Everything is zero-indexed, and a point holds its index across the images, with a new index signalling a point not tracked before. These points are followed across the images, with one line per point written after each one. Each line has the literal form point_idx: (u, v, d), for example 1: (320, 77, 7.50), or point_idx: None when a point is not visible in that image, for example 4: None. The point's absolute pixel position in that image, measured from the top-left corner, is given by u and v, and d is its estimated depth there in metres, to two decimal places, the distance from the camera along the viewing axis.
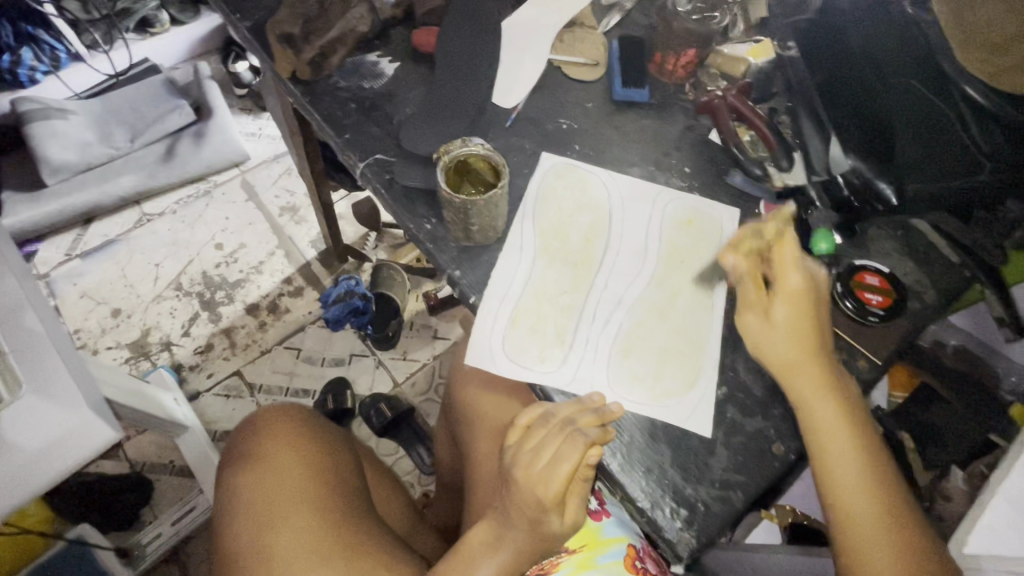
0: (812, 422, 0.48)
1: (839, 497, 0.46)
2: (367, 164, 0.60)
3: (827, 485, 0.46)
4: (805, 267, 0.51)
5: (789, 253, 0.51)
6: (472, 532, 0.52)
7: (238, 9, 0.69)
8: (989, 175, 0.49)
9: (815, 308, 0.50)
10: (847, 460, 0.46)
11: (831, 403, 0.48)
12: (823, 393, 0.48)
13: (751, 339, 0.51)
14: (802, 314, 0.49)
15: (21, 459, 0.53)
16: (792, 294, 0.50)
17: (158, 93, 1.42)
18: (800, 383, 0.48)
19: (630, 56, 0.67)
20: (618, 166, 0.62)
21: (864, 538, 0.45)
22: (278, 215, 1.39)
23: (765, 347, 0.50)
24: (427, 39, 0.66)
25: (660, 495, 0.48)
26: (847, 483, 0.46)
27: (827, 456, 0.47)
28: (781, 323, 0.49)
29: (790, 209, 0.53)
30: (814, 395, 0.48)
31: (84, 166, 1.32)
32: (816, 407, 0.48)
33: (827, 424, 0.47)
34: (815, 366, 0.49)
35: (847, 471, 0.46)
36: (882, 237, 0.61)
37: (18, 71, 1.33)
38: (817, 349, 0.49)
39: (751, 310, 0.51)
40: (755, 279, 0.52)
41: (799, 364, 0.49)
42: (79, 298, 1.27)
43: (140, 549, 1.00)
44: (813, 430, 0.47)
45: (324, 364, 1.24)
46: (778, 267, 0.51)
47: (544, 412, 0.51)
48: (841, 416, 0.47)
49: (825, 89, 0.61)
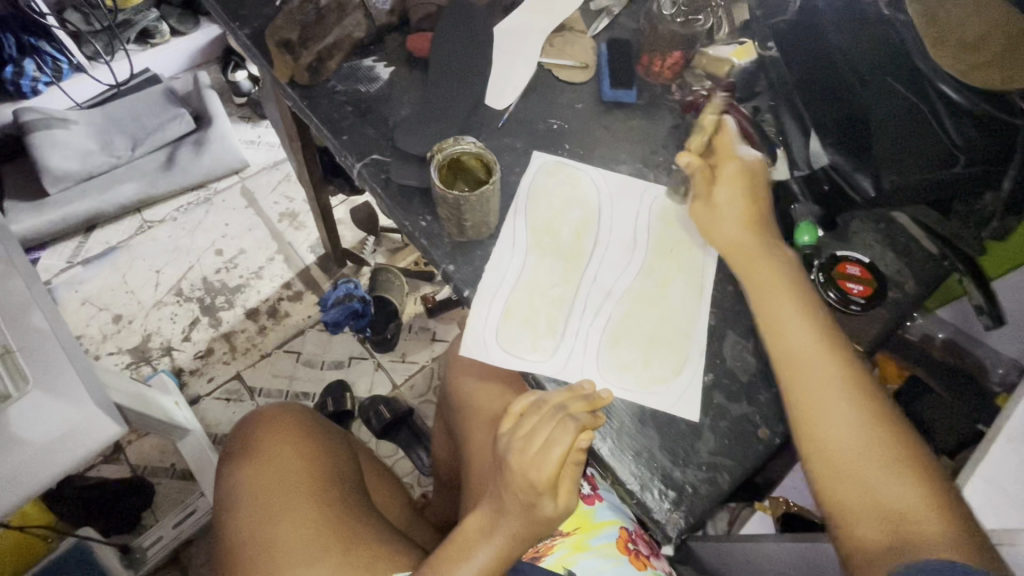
0: (788, 363, 0.49)
1: (810, 432, 0.47)
2: (363, 165, 0.62)
3: (800, 425, 0.47)
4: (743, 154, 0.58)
5: (728, 147, 0.58)
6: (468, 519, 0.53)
7: (237, 17, 0.71)
8: (964, 167, 0.53)
9: (755, 192, 0.57)
10: (826, 400, 0.47)
11: (804, 335, 0.50)
12: (798, 330, 0.50)
13: (702, 224, 0.58)
14: (743, 195, 0.57)
15: (28, 453, 0.54)
16: (734, 178, 0.57)
17: (159, 102, 1.45)
18: (773, 319, 0.51)
19: (618, 59, 0.69)
20: (607, 164, 0.64)
21: (816, 416, 0.47)
22: (278, 221, 1.41)
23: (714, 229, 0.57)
24: (422, 45, 0.68)
25: (649, 477, 0.49)
26: (824, 424, 0.46)
27: (803, 395, 0.48)
28: (726, 202, 0.57)
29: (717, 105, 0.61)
30: (788, 332, 0.50)
31: (86, 174, 1.34)
32: (792, 349, 0.49)
33: (805, 365, 0.49)
34: (787, 307, 0.51)
35: (825, 412, 0.47)
36: (863, 230, 0.61)
37: (21, 82, 1.35)
38: (756, 222, 0.56)
39: (698, 200, 0.58)
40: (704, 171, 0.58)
41: (758, 263, 0.54)
42: (81, 304, 1.28)
43: (141, 552, 1.00)
44: (789, 370, 0.49)
45: (324, 367, 1.25)
46: (723, 157, 0.58)
47: (536, 400, 0.52)
48: (818, 354, 0.49)
49: (805, 86, 0.60)
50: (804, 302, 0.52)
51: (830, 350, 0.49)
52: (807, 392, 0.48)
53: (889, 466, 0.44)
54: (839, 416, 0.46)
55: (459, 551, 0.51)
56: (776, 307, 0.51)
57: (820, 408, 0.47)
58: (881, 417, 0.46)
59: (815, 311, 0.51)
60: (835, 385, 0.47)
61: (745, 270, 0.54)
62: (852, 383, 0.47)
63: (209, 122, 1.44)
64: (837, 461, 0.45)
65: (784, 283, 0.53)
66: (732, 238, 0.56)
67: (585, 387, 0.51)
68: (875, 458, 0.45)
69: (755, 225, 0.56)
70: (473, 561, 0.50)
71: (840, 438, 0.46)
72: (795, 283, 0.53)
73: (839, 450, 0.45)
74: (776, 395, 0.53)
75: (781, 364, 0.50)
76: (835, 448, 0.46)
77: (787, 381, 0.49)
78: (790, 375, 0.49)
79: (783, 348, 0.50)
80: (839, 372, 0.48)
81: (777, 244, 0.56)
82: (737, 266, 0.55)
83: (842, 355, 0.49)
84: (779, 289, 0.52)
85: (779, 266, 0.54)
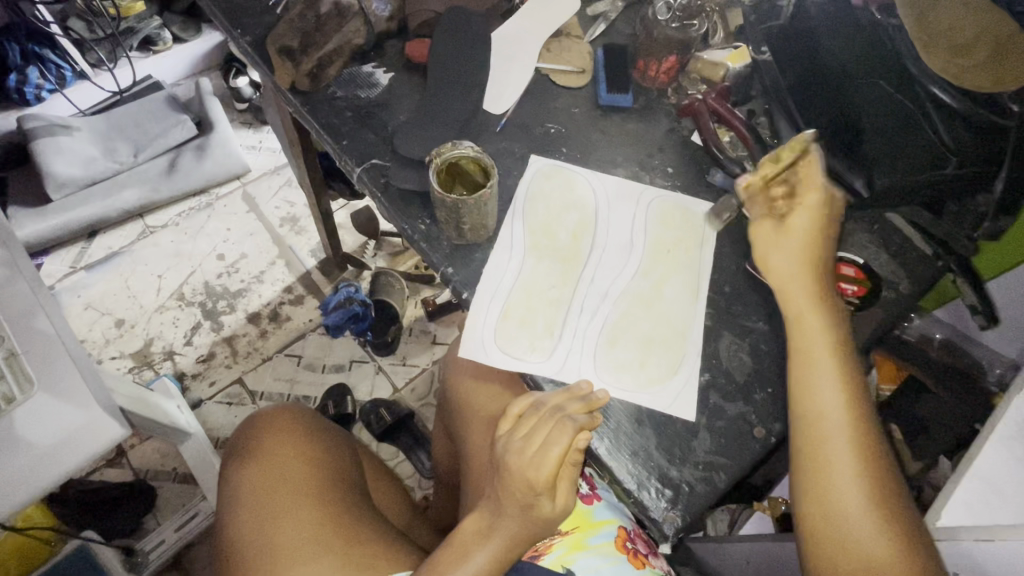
0: (811, 427, 0.47)
1: (809, 446, 0.47)
2: (363, 169, 0.63)
3: (802, 436, 0.47)
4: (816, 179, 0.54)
5: (816, 172, 0.55)
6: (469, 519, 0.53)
7: (238, 24, 0.72)
8: (954, 170, 0.53)
9: (828, 219, 0.54)
10: (841, 472, 0.45)
11: (828, 359, 0.49)
12: (822, 352, 0.49)
13: (764, 246, 0.55)
14: (817, 217, 0.53)
15: (33, 454, 0.55)
16: (801, 206, 0.54)
17: (161, 109, 1.46)
18: (809, 381, 0.49)
19: (614, 64, 0.70)
20: (604, 167, 0.65)
21: (822, 433, 0.46)
22: (279, 226, 1.42)
23: (768, 260, 0.54)
24: (421, 50, 0.69)
25: (645, 476, 0.50)
26: (832, 496, 0.45)
27: (818, 462, 0.46)
28: (798, 224, 0.54)
29: (811, 132, 0.54)
30: (823, 396, 0.48)
31: (89, 180, 1.35)
32: (820, 412, 0.47)
33: (828, 432, 0.46)
34: (818, 330, 0.50)
35: (838, 481, 0.45)
36: (857, 230, 0.63)
37: (24, 89, 1.37)
38: (818, 258, 0.53)
39: (768, 218, 0.55)
40: (770, 195, 0.55)
41: (806, 312, 0.51)
42: (84, 309, 1.29)
43: (143, 555, 1.01)
44: (810, 436, 0.47)
45: (325, 371, 1.26)
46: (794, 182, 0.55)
47: (534, 401, 0.53)
48: (836, 380, 0.48)
49: (797, 89, 0.62)
50: (843, 366, 0.49)
51: (858, 417, 0.47)
52: (822, 460, 0.46)
53: (871, 498, 0.44)
54: (850, 489, 0.45)
55: (460, 551, 0.51)
56: (812, 369, 0.49)
57: (833, 480, 0.45)
58: (891, 495, 0.45)
59: (852, 376, 0.48)
60: (852, 451, 0.46)
61: (784, 287, 0.53)
62: (861, 415, 0.47)
63: (211, 128, 1.46)
64: (838, 536, 0.44)
65: (826, 343, 0.49)
66: (790, 259, 0.53)
67: (583, 387, 0.52)
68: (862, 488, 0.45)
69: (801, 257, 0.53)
70: (472, 563, 0.50)
71: (846, 514, 0.44)
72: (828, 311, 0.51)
73: (842, 526, 0.44)
74: (771, 395, 0.54)
75: (803, 428, 0.48)
76: (829, 468, 0.46)
77: (803, 444, 0.47)
78: (808, 441, 0.47)
79: (808, 410, 0.48)
80: (859, 443, 0.46)
81: (829, 288, 0.52)
82: (788, 307, 0.52)
83: (869, 423, 0.47)
84: (820, 347, 0.49)
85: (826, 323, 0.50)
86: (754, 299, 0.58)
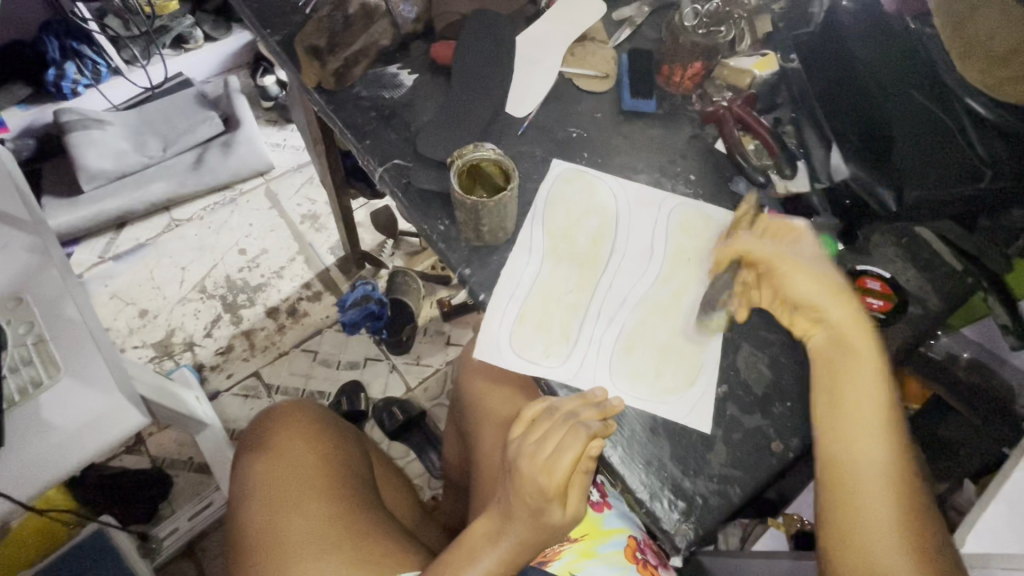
0: (845, 467, 0.47)
1: (841, 478, 0.47)
2: (384, 168, 0.64)
3: (833, 468, 0.48)
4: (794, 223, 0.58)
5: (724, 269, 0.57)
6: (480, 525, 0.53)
7: (268, 24, 0.73)
8: (988, 184, 0.50)
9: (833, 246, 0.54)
10: (873, 513, 0.45)
11: (862, 393, 0.49)
12: (857, 386, 0.49)
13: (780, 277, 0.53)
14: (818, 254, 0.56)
15: (57, 438, 0.56)
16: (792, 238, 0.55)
17: (190, 105, 1.50)
18: (853, 427, 0.48)
19: (638, 69, 0.70)
20: (625, 173, 0.65)
21: (853, 468, 0.47)
22: (300, 222, 1.44)
23: (789, 285, 0.52)
24: (446, 53, 0.69)
25: (658, 487, 0.49)
26: (865, 542, 0.45)
27: (853, 507, 0.46)
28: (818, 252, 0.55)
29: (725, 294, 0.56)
30: (865, 443, 0.47)
31: (120, 173, 1.39)
32: (855, 454, 0.47)
33: (863, 478, 0.46)
34: (855, 365, 0.50)
35: (867, 522, 0.45)
36: (885, 243, 0.62)
37: (62, 84, 1.41)
38: (835, 280, 0.52)
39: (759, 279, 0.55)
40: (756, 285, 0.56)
41: (841, 347, 0.50)
42: (110, 298, 1.32)
43: (157, 541, 1.04)
44: (841, 469, 0.47)
45: (340, 367, 1.27)
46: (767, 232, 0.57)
47: (548, 406, 0.52)
48: (869, 415, 0.48)
49: (825, 97, 0.61)
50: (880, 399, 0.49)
51: (891, 457, 0.47)
52: (856, 501, 0.46)
53: (901, 535, 0.45)
54: (882, 536, 0.45)
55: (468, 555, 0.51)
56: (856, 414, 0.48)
57: (866, 526, 0.45)
58: (923, 538, 0.45)
59: (892, 419, 0.48)
60: (882, 487, 0.46)
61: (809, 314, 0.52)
62: (894, 452, 0.47)
63: (237, 125, 1.49)
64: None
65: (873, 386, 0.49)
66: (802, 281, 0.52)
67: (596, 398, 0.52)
68: (892, 524, 0.45)
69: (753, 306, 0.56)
70: (478, 566, 0.50)
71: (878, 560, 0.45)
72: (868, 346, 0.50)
73: (872, 567, 0.45)
74: (791, 409, 0.53)
75: (839, 473, 0.47)
76: (860, 502, 0.46)
77: (840, 489, 0.47)
78: (840, 478, 0.47)
79: (841, 451, 0.48)
80: (895, 489, 0.46)
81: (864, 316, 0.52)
82: (837, 343, 0.51)
83: (903, 464, 0.47)
84: (859, 388, 0.49)
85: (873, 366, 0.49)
86: None
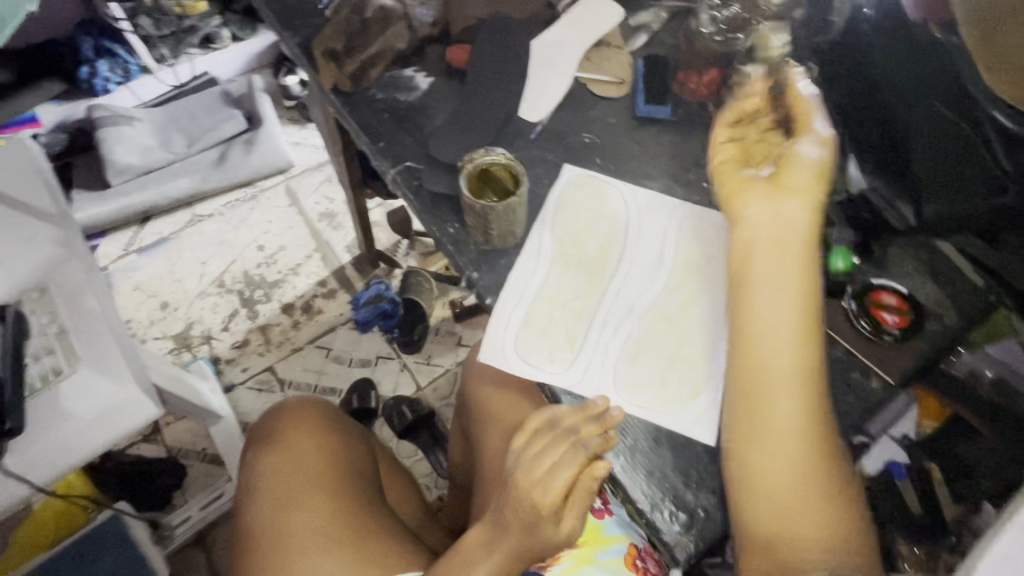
0: (755, 373, 0.47)
1: (750, 385, 0.47)
2: (397, 171, 0.64)
3: (744, 373, 0.48)
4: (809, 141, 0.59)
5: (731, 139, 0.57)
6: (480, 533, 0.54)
7: (289, 26, 0.74)
8: (1014, 199, 0.48)
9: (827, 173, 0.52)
10: (775, 423, 0.46)
11: (777, 296, 0.49)
12: (774, 293, 0.49)
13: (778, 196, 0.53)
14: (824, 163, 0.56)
15: (74, 426, 0.58)
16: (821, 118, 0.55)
17: (215, 103, 1.54)
18: (776, 330, 0.48)
19: (653, 75, 0.70)
20: (637, 179, 0.64)
21: (764, 375, 0.47)
22: (317, 220, 1.47)
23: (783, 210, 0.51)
24: (461, 57, 0.70)
25: (659, 498, 0.49)
26: (770, 449, 0.46)
27: (767, 411, 0.46)
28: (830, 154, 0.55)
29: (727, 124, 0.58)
30: (787, 348, 0.47)
31: (146, 168, 1.43)
32: (765, 360, 0.47)
33: (778, 379, 0.47)
34: (775, 271, 0.50)
35: (765, 431, 0.46)
36: (902, 257, 0.60)
37: (94, 81, 1.46)
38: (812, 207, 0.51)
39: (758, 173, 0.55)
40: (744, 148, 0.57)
41: (770, 253, 0.50)
42: (133, 290, 1.36)
43: (170, 529, 1.06)
44: (751, 376, 0.47)
45: (351, 364, 1.29)
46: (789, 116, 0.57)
47: (551, 417, 0.53)
48: (784, 321, 0.48)
49: (843, 108, 0.59)
50: (800, 309, 0.48)
51: (801, 368, 0.47)
52: (760, 408, 0.46)
53: (798, 450, 0.45)
54: (788, 442, 0.46)
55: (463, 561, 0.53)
56: (782, 318, 0.48)
57: (772, 428, 0.46)
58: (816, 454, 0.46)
59: (808, 330, 0.48)
60: (788, 401, 0.46)
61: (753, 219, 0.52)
62: (805, 364, 0.47)
63: (259, 124, 1.52)
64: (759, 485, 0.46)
65: (800, 291, 0.49)
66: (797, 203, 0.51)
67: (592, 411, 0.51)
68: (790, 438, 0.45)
69: (745, 172, 0.55)
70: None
71: (780, 467, 0.45)
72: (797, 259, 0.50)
73: (760, 472, 0.45)
74: None
75: (758, 375, 0.47)
76: (766, 413, 0.46)
77: (758, 391, 0.47)
78: (750, 385, 0.47)
79: (753, 355, 0.48)
80: (805, 392, 0.46)
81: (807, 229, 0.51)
82: (772, 245, 0.51)
83: (812, 376, 0.47)
84: (786, 290, 0.49)
85: (799, 273, 0.49)
86: None
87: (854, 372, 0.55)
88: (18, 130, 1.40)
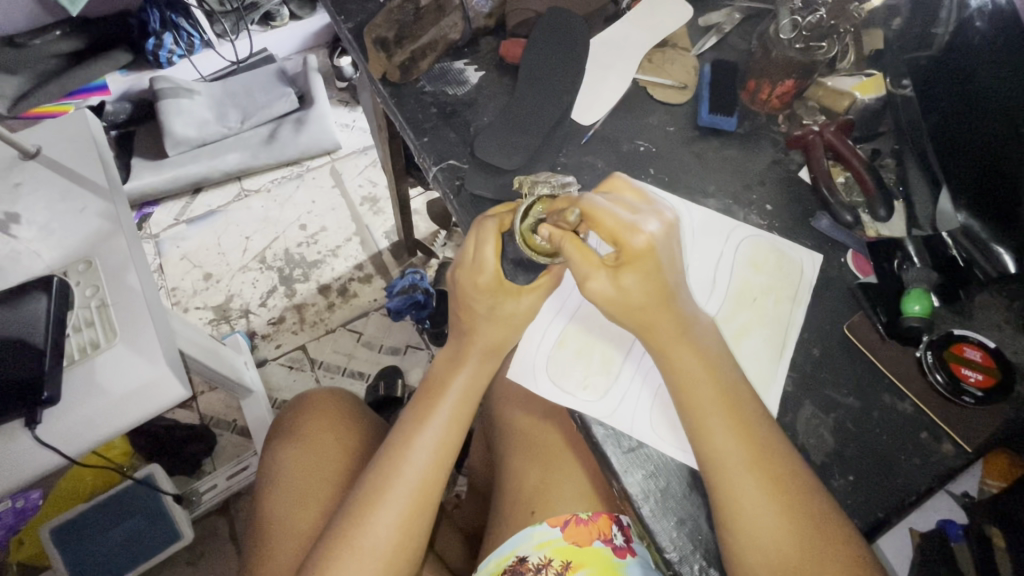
0: (695, 431, 0.44)
1: (701, 442, 0.44)
2: (439, 168, 0.62)
3: (691, 429, 0.45)
4: (630, 233, 0.45)
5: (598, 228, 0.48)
6: (405, 508, 0.50)
7: (343, 11, 0.73)
8: None
9: (632, 305, 0.45)
10: (739, 479, 0.43)
11: (689, 355, 0.45)
12: (686, 353, 0.45)
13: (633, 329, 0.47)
14: (651, 278, 0.45)
15: (108, 400, 0.59)
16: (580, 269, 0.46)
17: (271, 81, 1.56)
18: (699, 418, 0.44)
19: (720, 83, 0.65)
20: (693, 196, 0.60)
21: (705, 429, 0.44)
22: (359, 205, 1.47)
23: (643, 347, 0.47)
24: (515, 51, 0.66)
25: (689, 549, 0.45)
26: (749, 541, 0.42)
27: (732, 501, 0.42)
28: (630, 290, 0.44)
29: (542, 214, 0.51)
30: (715, 432, 0.44)
31: (201, 141, 1.46)
32: (701, 417, 0.44)
33: (724, 457, 0.43)
34: (675, 337, 0.45)
35: (737, 486, 0.42)
36: (992, 305, 0.54)
37: (159, 53, 1.49)
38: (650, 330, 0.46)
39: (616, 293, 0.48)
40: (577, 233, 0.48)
41: (656, 337, 0.46)
42: (180, 259, 1.40)
43: (198, 495, 1.08)
44: (696, 433, 0.44)
45: (382, 351, 1.29)
46: (576, 249, 0.46)
47: (436, 390, 0.54)
48: (702, 374, 0.45)
49: (939, 136, 0.55)
50: (709, 356, 0.46)
51: (734, 411, 0.44)
52: (721, 465, 0.43)
53: (770, 493, 0.42)
54: (766, 529, 0.41)
55: (380, 521, 0.50)
56: (699, 405, 0.45)
57: (742, 491, 0.42)
58: (793, 489, 0.42)
59: (722, 375, 0.46)
60: (740, 447, 0.43)
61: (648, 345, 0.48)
62: (733, 404, 0.45)
63: (311, 103, 1.53)
64: (759, 548, 0.41)
65: (702, 373, 0.45)
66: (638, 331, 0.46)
67: (512, 290, 0.51)
68: (759, 486, 0.42)
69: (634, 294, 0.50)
70: (376, 544, 0.49)
71: (770, 552, 0.41)
72: (686, 319, 0.46)
73: (754, 529, 0.42)
74: (852, 483, 0.48)
75: (706, 467, 0.44)
76: (726, 467, 0.43)
77: (712, 482, 0.44)
78: (705, 444, 0.44)
79: (688, 416, 0.45)
80: (760, 471, 0.42)
81: (672, 321, 0.45)
82: (652, 347, 0.46)
83: (746, 415, 0.45)
84: (684, 373, 0.45)
85: (701, 355, 0.46)
86: (847, 372, 0.52)
87: (924, 431, 0.50)
88: (87, 96, 1.46)
